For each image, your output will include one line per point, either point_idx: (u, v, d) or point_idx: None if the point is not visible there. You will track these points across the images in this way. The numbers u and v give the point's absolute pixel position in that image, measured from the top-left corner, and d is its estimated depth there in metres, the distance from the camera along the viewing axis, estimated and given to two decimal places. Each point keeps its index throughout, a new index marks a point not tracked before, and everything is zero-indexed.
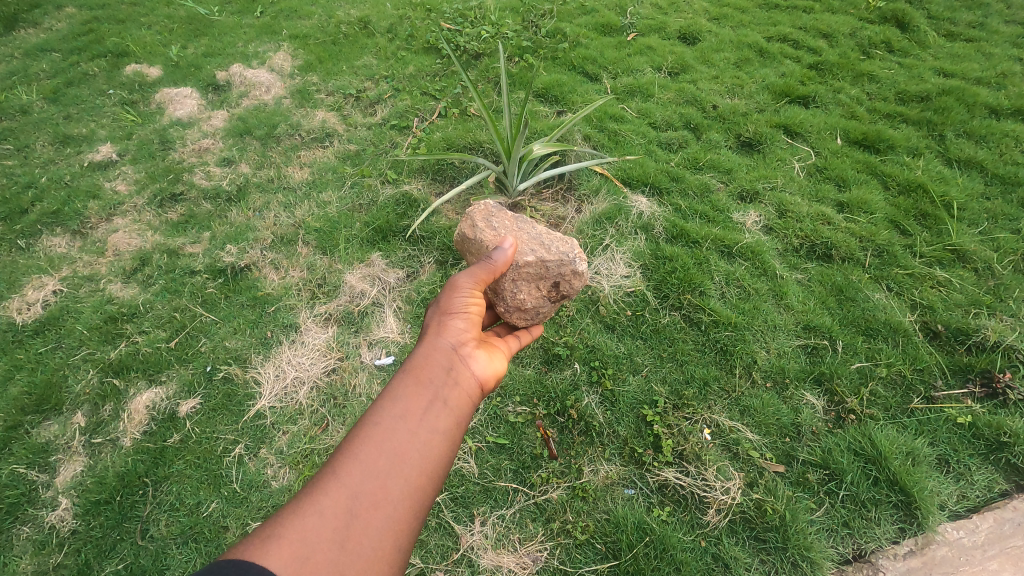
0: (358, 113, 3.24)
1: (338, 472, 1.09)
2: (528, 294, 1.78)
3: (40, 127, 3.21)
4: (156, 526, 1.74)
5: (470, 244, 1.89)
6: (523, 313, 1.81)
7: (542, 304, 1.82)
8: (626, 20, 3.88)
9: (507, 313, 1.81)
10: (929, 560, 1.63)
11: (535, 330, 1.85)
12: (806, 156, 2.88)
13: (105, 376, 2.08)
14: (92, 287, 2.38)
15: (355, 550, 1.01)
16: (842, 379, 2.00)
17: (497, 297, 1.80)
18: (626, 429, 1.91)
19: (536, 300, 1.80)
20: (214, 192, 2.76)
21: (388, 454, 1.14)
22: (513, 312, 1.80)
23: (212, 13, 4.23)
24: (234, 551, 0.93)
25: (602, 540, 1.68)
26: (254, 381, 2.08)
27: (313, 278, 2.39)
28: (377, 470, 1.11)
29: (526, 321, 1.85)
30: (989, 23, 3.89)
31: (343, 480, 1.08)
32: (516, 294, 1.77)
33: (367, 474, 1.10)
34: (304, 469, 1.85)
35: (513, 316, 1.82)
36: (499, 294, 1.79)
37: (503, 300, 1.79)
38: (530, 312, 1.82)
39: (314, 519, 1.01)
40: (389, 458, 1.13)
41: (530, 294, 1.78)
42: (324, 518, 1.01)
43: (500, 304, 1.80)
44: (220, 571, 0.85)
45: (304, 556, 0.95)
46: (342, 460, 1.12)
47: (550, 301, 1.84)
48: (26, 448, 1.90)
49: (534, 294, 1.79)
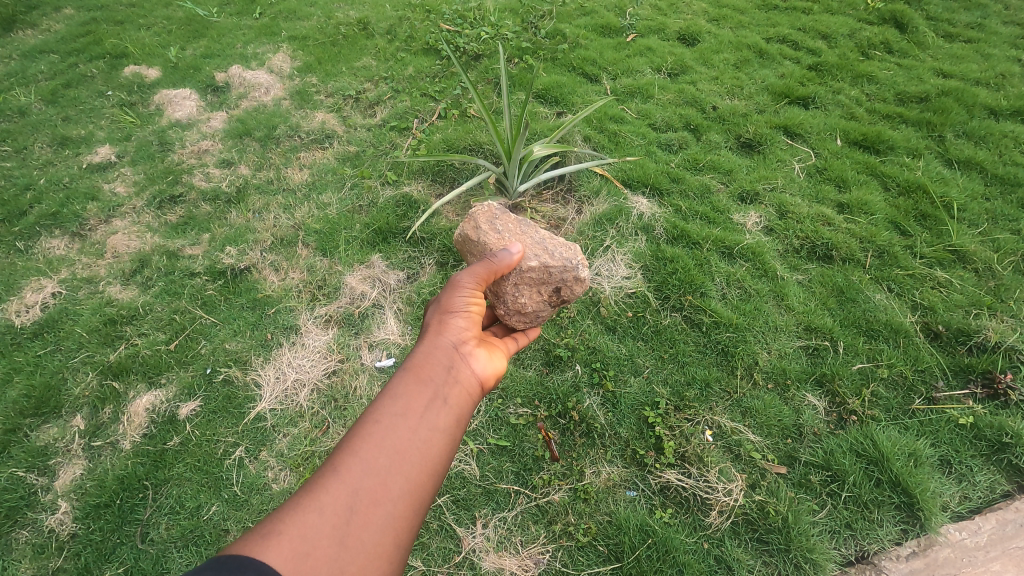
0: (358, 114, 3.24)
1: (338, 469, 1.09)
2: (530, 297, 1.77)
3: (39, 129, 3.20)
4: (156, 530, 1.73)
5: (472, 246, 1.88)
6: (522, 316, 1.80)
7: (542, 308, 1.81)
8: (626, 21, 3.88)
9: (507, 315, 1.79)
10: (932, 561, 1.63)
11: (532, 333, 1.84)
12: (806, 156, 2.88)
13: (104, 379, 2.07)
14: (91, 289, 2.38)
15: (355, 546, 1.00)
16: (843, 380, 2.00)
17: (497, 299, 1.79)
18: (628, 430, 1.91)
19: (537, 304, 1.79)
20: (213, 193, 2.76)
21: (389, 451, 1.13)
22: (512, 314, 1.79)
23: (212, 14, 4.22)
24: (234, 547, 0.92)
25: (604, 542, 1.68)
26: (253, 383, 2.07)
27: (314, 280, 2.39)
28: (377, 467, 1.11)
29: (525, 324, 1.84)
30: (987, 23, 3.90)
31: (344, 476, 1.07)
32: (517, 297, 1.76)
33: (367, 471, 1.09)
34: (305, 472, 1.85)
35: (512, 319, 1.80)
36: (500, 296, 1.77)
37: (504, 303, 1.77)
38: (530, 315, 1.80)
39: (314, 516, 1.00)
40: (390, 455, 1.13)
41: (532, 298, 1.77)
42: (324, 514, 1.01)
43: (500, 306, 1.79)
44: (220, 566, 0.84)
45: (304, 553, 0.94)
46: (342, 457, 1.11)
47: (550, 305, 1.83)
48: (26, 452, 1.89)
49: (535, 298, 1.78)
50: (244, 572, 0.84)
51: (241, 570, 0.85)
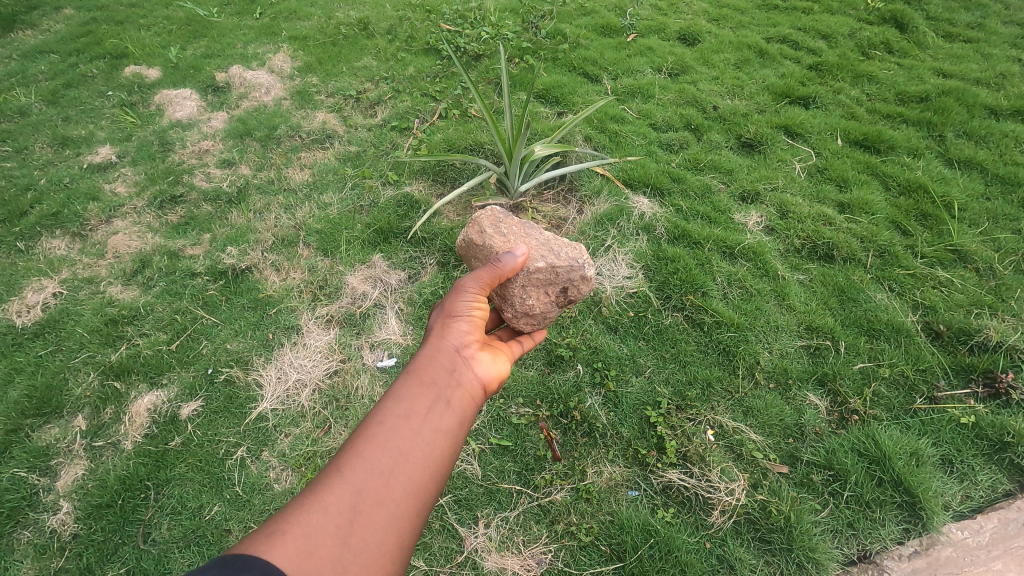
0: (359, 114, 3.24)
1: (342, 469, 1.09)
2: (537, 299, 1.77)
3: (39, 129, 3.20)
4: (158, 530, 1.73)
5: (477, 250, 1.87)
6: (530, 318, 1.79)
7: (550, 309, 1.81)
8: (626, 21, 3.88)
9: (514, 317, 1.79)
10: (934, 560, 1.63)
11: (539, 336, 1.84)
12: (806, 156, 2.88)
13: (105, 379, 2.07)
14: (92, 289, 2.37)
15: (358, 546, 1.00)
16: (845, 380, 2.00)
17: (505, 303, 1.79)
18: (630, 430, 1.91)
19: (544, 306, 1.79)
20: (214, 193, 2.76)
21: (392, 453, 1.13)
22: (520, 317, 1.78)
23: (212, 14, 4.22)
24: (239, 546, 0.92)
25: (606, 542, 1.68)
26: (255, 384, 2.07)
27: (315, 280, 2.39)
28: (380, 467, 1.11)
29: (532, 326, 1.83)
30: (987, 23, 3.90)
31: (347, 477, 1.08)
32: (524, 300, 1.76)
33: (370, 472, 1.09)
34: (307, 472, 1.85)
35: (520, 321, 1.80)
36: (508, 299, 1.77)
37: (511, 306, 1.77)
38: (537, 317, 1.80)
39: (317, 516, 1.00)
40: (393, 456, 1.13)
41: (539, 300, 1.77)
42: (328, 515, 1.01)
43: (507, 309, 1.79)
44: (225, 565, 0.84)
45: (306, 552, 0.94)
46: (345, 458, 1.11)
47: (557, 306, 1.83)
48: (27, 452, 1.89)
49: (542, 300, 1.78)
50: (247, 571, 0.84)
51: (245, 568, 0.85)
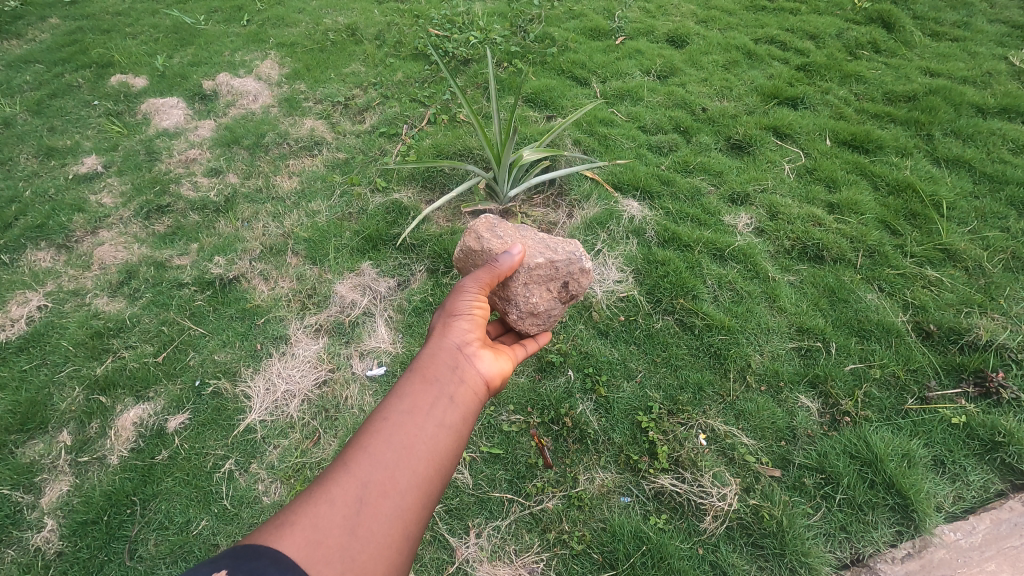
0: (347, 121, 3.22)
1: (348, 463, 1.08)
2: (540, 297, 1.75)
3: (24, 140, 3.16)
4: (144, 546, 1.70)
5: (477, 257, 1.84)
6: (535, 318, 1.77)
7: (553, 307, 1.79)
8: (614, 25, 3.89)
9: (519, 320, 1.76)
10: (927, 562, 1.62)
11: (545, 339, 1.80)
12: (795, 157, 2.89)
13: (92, 393, 2.04)
14: (77, 302, 2.35)
15: (365, 536, 0.99)
16: (836, 382, 2.00)
17: (508, 305, 1.76)
18: (621, 435, 1.90)
19: (548, 303, 1.77)
20: (201, 202, 2.74)
21: (396, 447, 1.12)
22: (525, 318, 1.76)
23: (199, 22, 4.20)
24: (250, 538, 0.93)
25: (599, 550, 1.66)
26: (243, 395, 2.05)
27: (303, 289, 2.37)
28: (385, 460, 1.10)
29: (537, 328, 1.80)
30: (973, 22, 3.92)
31: (353, 470, 1.07)
32: (529, 298, 1.73)
33: (376, 464, 1.09)
34: (296, 484, 1.82)
35: (526, 323, 1.77)
36: (511, 300, 1.75)
37: (515, 307, 1.74)
38: (543, 317, 1.78)
39: (325, 507, 1.00)
40: (398, 450, 1.12)
41: (542, 297, 1.75)
42: (335, 506, 1.00)
43: (512, 311, 1.76)
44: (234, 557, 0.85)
45: (315, 542, 0.94)
46: (350, 453, 1.11)
47: (560, 302, 1.82)
48: (9, 469, 1.85)
49: (546, 297, 1.76)
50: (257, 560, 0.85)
51: (254, 560, 0.86)
